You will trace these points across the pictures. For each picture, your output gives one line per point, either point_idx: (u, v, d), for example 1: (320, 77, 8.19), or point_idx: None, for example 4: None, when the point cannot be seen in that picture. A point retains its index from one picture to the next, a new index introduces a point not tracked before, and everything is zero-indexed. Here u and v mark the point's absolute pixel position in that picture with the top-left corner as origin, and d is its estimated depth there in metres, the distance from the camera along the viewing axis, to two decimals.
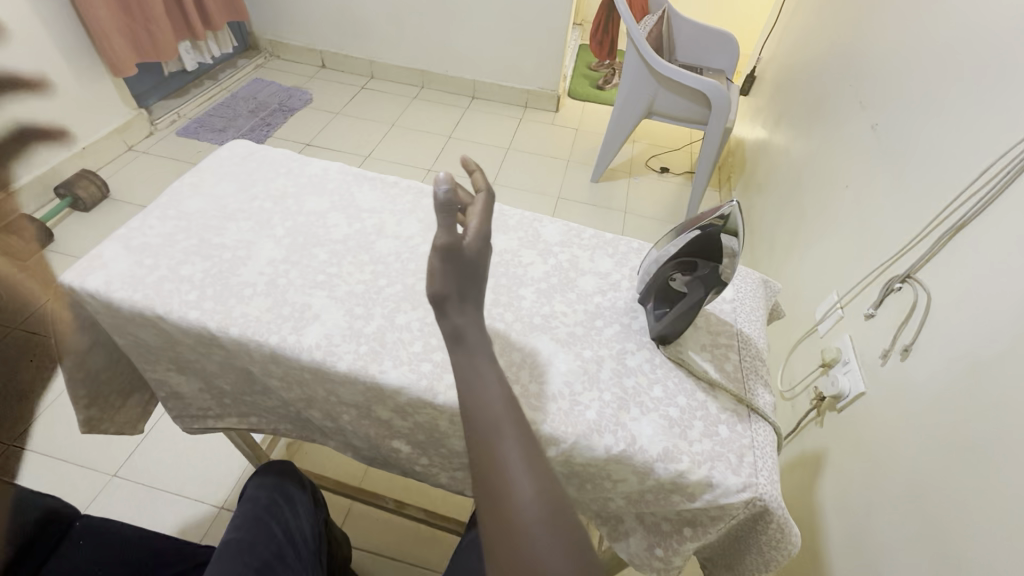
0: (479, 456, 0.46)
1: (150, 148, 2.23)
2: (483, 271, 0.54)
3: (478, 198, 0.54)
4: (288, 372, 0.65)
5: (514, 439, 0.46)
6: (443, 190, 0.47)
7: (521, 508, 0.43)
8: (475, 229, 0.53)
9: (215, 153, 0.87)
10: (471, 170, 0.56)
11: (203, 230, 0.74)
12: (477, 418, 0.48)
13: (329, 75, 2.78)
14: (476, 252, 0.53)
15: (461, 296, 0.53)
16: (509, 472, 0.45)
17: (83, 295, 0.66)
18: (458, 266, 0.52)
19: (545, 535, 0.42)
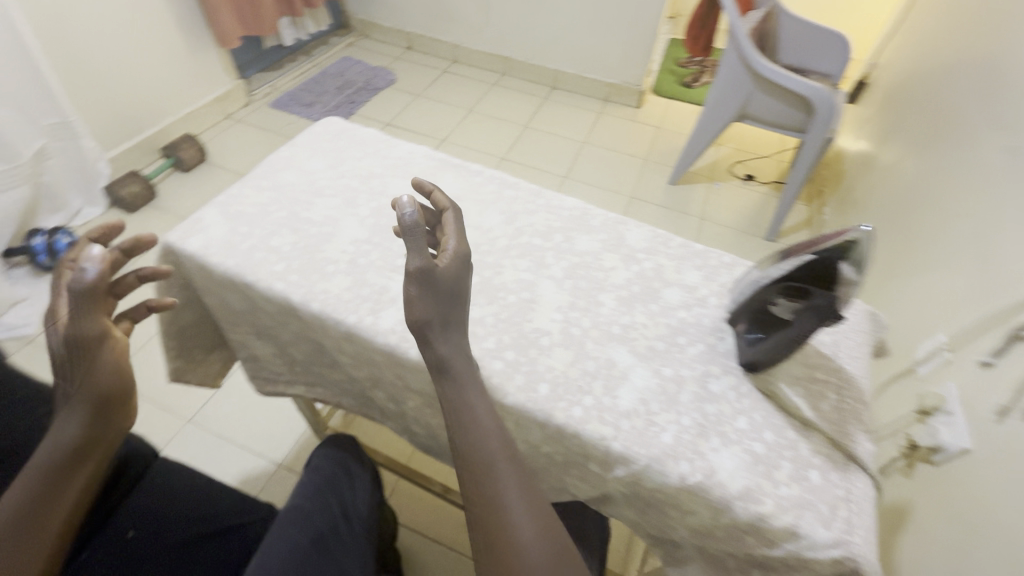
0: (475, 495, 0.44)
1: (246, 117, 2.36)
2: (464, 297, 0.52)
3: (447, 216, 0.56)
4: (361, 352, 0.66)
5: (512, 478, 0.45)
6: (409, 212, 0.45)
7: (525, 550, 0.42)
8: (453, 250, 0.53)
9: (310, 129, 0.90)
10: (430, 191, 0.59)
11: (293, 204, 0.76)
12: (470, 459, 0.45)
13: (414, 57, 2.83)
14: (456, 277, 0.51)
15: (445, 326, 0.49)
16: (509, 514, 0.43)
17: (184, 255, 0.70)
18: (439, 294, 0.49)
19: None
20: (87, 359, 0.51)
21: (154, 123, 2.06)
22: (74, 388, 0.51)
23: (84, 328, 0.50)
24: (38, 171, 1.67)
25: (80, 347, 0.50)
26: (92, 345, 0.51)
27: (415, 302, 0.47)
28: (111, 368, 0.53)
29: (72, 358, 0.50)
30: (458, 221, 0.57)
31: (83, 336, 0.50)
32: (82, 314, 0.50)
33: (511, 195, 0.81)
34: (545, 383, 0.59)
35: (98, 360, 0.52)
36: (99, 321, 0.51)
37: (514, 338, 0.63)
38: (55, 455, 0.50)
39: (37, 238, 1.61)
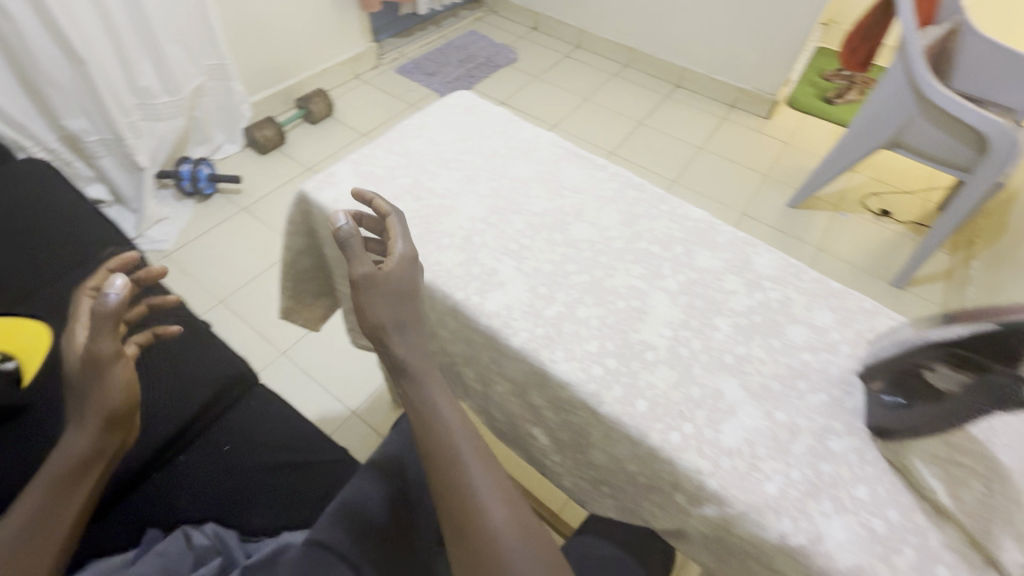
0: (447, 484, 0.50)
1: (373, 79, 2.48)
2: (420, 294, 0.58)
3: (390, 219, 0.61)
4: (460, 329, 0.66)
5: (479, 467, 0.51)
6: (341, 225, 0.53)
7: (495, 528, 0.48)
8: (403, 252, 0.58)
9: (442, 100, 0.91)
10: (372, 199, 0.63)
11: (419, 172, 0.78)
12: (437, 456, 0.51)
13: (538, 38, 2.81)
14: (407, 279, 0.57)
15: (403, 328, 0.55)
16: (481, 500, 0.49)
17: (316, 205, 0.74)
18: (389, 297, 0.55)
19: (529, 554, 0.48)
20: (97, 382, 0.58)
21: (293, 75, 2.22)
22: (85, 404, 0.58)
23: (100, 349, 0.57)
24: (194, 106, 1.86)
25: (92, 368, 0.57)
26: (102, 366, 0.58)
27: (372, 312, 0.53)
28: (118, 390, 0.59)
29: (83, 380, 0.58)
30: (404, 223, 0.62)
31: (97, 355, 0.57)
32: (97, 341, 0.57)
33: (633, 196, 0.77)
34: (644, 400, 0.56)
35: (108, 380, 0.58)
36: (112, 344, 0.58)
37: (618, 347, 0.60)
38: (68, 462, 0.57)
39: (185, 165, 1.80)
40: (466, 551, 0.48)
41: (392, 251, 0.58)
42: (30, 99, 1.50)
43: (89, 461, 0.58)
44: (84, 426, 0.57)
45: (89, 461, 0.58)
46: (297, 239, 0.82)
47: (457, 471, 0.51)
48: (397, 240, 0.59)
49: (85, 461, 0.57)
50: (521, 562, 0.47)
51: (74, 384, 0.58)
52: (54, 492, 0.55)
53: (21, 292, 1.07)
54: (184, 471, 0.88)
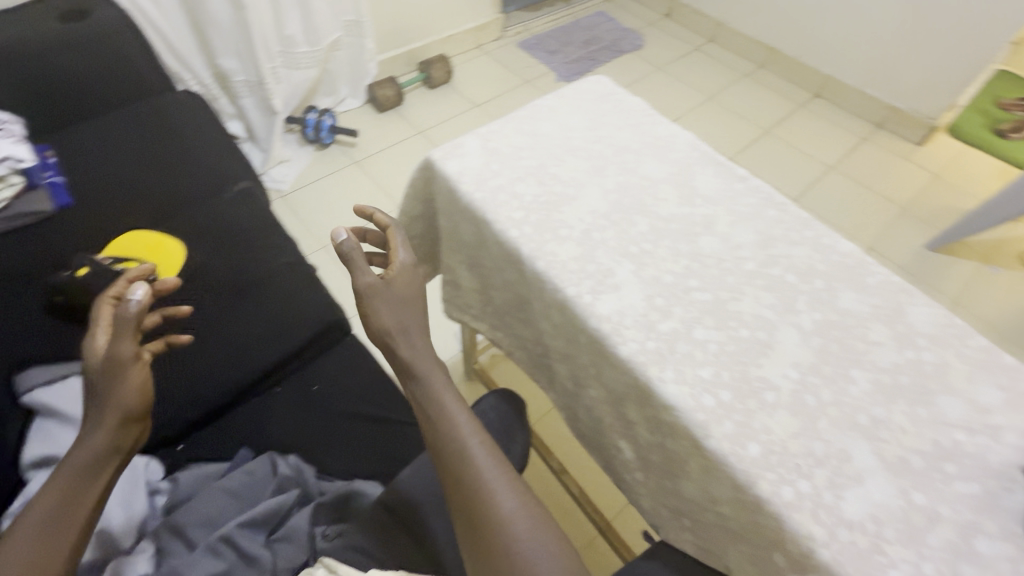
0: (457, 477, 0.55)
1: (494, 51, 2.47)
2: (422, 297, 0.65)
3: (390, 230, 0.69)
4: (564, 325, 0.64)
5: (486, 461, 0.55)
6: (342, 240, 0.62)
7: (505, 516, 0.53)
8: (403, 259, 0.66)
9: (577, 83, 0.87)
10: (371, 214, 0.72)
11: (545, 156, 0.75)
12: (445, 451, 0.56)
13: (669, 27, 2.65)
14: (407, 286, 0.64)
15: (409, 333, 0.61)
16: (489, 491, 0.54)
17: (440, 174, 0.74)
18: (392, 303, 0.62)
19: (536, 542, 0.52)
20: (110, 381, 0.58)
21: (420, 39, 2.26)
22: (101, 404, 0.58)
23: (121, 352, 0.59)
24: (327, 59, 1.96)
25: (110, 368, 0.58)
26: (120, 366, 0.59)
27: (377, 318, 0.61)
28: (132, 389, 0.59)
29: (98, 380, 0.58)
30: (404, 233, 0.71)
31: (114, 356, 0.59)
32: (116, 342, 0.59)
33: (773, 216, 0.70)
34: (757, 443, 0.51)
35: (126, 380, 0.59)
36: (129, 347, 0.60)
37: (736, 380, 0.55)
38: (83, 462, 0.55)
39: (311, 114, 1.91)
40: (476, 541, 0.52)
41: (393, 259, 0.66)
42: (194, 35, 1.65)
43: (100, 464, 0.56)
44: (99, 427, 0.57)
45: (100, 465, 0.56)
46: (414, 204, 0.83)
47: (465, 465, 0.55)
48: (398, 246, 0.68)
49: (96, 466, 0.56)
50: (529, 549, 0.51)
51: (93, 381, 0.59)
52: (65, 496, 0.54)
53: (165, 211, 1.19)
54: (280, 399, 0.95)
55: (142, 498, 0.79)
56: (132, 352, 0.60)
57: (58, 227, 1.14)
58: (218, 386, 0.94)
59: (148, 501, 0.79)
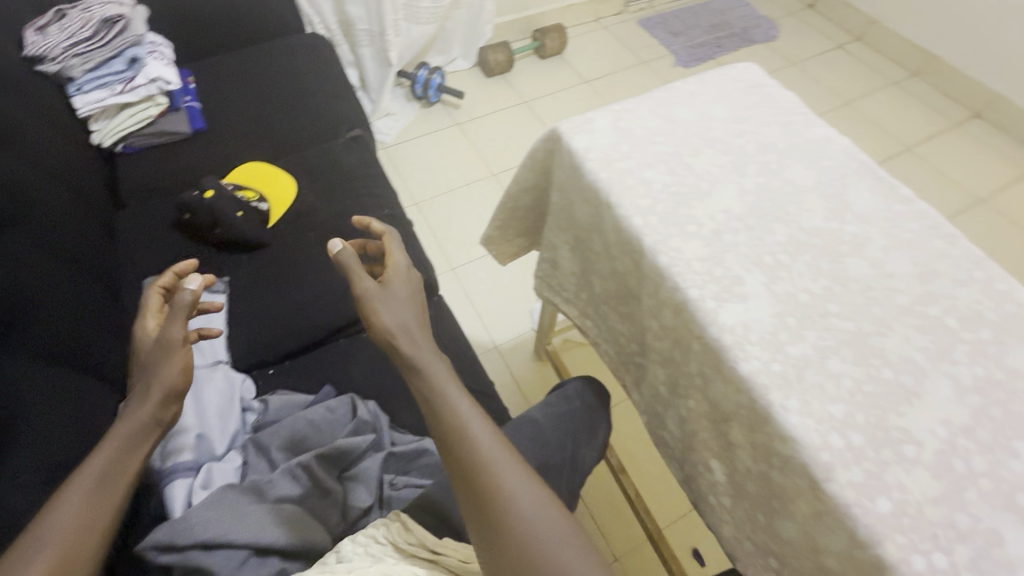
0: (461, 461, 0.53)
1: (612, 26, 2.36)
2: (418, 297, 0.67)
3: (386, 236, 0.74)
4: (676, 328, 0.60)
5: (490, 444, 0.53)
6: (337, 251, 0.67)
7: (514, 498, 0.51)
8: (399, 262, 0.70)
9: (723, 69, 0.79)
10: (369, 223, 0.79)
11: (680, 143, 0.70)
12: (448, 446, 0.54)
13: (810, 19, 2.41)
14: (404, 287, 0.67)
15: (411, 332, 0.61)
16: (494, 473, 0.52)
17: (566, 148, 0.70)
18: (392, 304, 0.64)
19: (545, 525, 0.50)
20: (162, 357, 0.61)
21: (539, 6, 2.20)
22: (149, 376, 0.60)
23: (173, 334, 0.63)
24: (448, 16, 1.95)
25: (160, 348, 0.62)
26: (168, 347, 0.62)
27: (380, 320, 0.62)
28: (179, 367, 0.61)
29: (149, 354, 0.62)
30: (398, 240, 0.76)
31: (164, 339, 0.63)
32: (168, 325, 0.63)
33: (938, 248, 0.61)
34: (888, 499, 0.46)
35: (171, 359, 0.62)
36: (179, 330, 0.64)
37: (871, 425, 0.49)
38: (133, 426, 0.57)
39: (423, 70, 1.91)
40: (487, 533, 0.50)
41: (389, 261, 0.70)
42: None
43: (144, 432, 0.57)
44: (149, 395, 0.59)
45: (145, 434, 0.57)
46: (528, 175, 0.80)
47: (469, 458, 0.53)
48: (393, 250, 0.72)
49: (142, 434, 0.57)
50: (538, 532, 0.49)
51: (146, 355, 0.63)
52: (113, 459, 0.54)
53: (283, 148, 1.25)
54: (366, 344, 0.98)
55: (235, 415, 0.85)
56: (182, 335, 0.63)
57: (191, 150, 1.23)
58: (316, 321, 0.99)
59: (240, 418, 0.86)
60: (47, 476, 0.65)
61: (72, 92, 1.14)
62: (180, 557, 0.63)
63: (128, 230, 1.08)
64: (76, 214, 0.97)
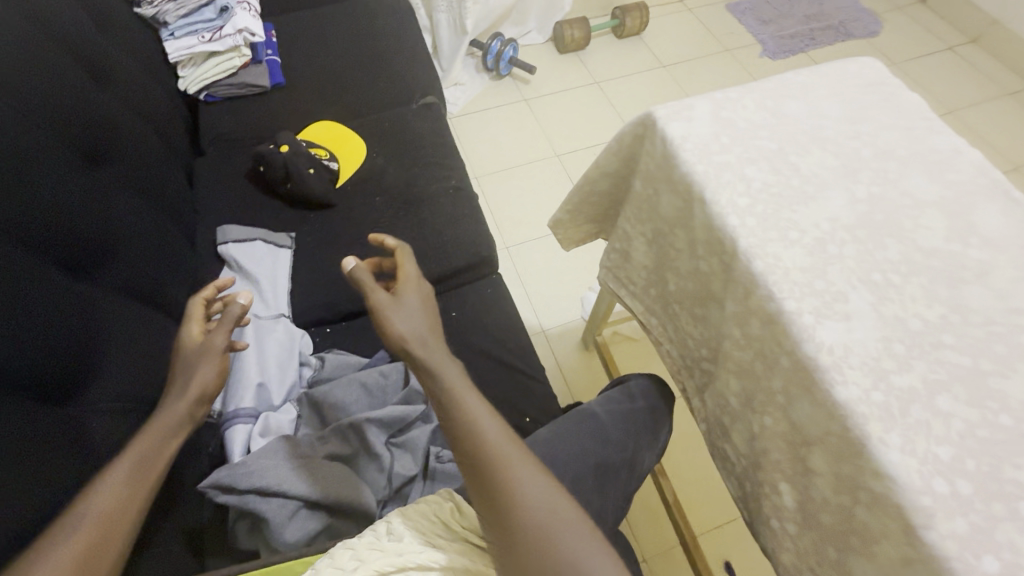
0: (467, 449, 0.52)
1: (698, 8, 2.23)
2: (429, 306, 0.69)
3: (398, 250, 0.78)
4: (763, 339, 0.56)
5: (495, 433, 0.53)
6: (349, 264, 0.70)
7: (520, 485, 0.49)
8: (410, 274, 0.73)
9: (841, 62, 0.72)
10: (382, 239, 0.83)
11: (787, 140, 0.64)
12: (456, 435, 0.54)
13: (920, 15, 2.21)
14: (416, 299, 0.69)
15: (426, 343, 0.63)
16: (498, 460, 0.51)
17: (659, 135, 0.66)
18: (405, 313, 0.66)
19: (553, 512, 0.48)
20: (197, 361, 0.65)
21: None
22: (185, 378, 0.64)
23: (217, 342, 0.67)
24: None
25: (201, 352, 0.66)
26: (208, 354, 0.66)
27: (393, 328, 0.64)
28: (212, 371, 0.65)
29: (185, 357, 0.66)
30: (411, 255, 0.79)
31: (207, 345, 0.67)
32: (214, 333, 0.67)
33: None
34: (997, 559, 0.41)
35: (207, 366, 0.65)
36: (220, 339, 0.68)
37: (982, 474, 0.44)
38: (163, 427, 0.59)
39: (496, 40, 1.85)
40: (495, 521, 0.48)
41: (402, 272, 0.73)
42: None
43: (173, 431, 0.59)
44: (183, 397, 0.62)
45: (175, 434, 0.60)
46: (611, 159, 0.76)
47: (477, 450, 0.52)
48: (404, 260, 0.76)
49: (173, 435, 0.59)
50: (546, 520, 0.47)
51: (185, 357, 0.66)
52: (140, 455, 0.56)
53: (356, 109, 1.25)
54: None
55: (292, 369, 0.87)
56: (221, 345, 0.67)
57: (268, 104, 1.24)
58: None
59: (297, 372, 0.87)
60: (125, 405, 0.70)
61: (165, 37, 1.18)
62: (240, 500, 0.67)
63: (206, 179, 1.11)
64: (162, 157, 1.00)
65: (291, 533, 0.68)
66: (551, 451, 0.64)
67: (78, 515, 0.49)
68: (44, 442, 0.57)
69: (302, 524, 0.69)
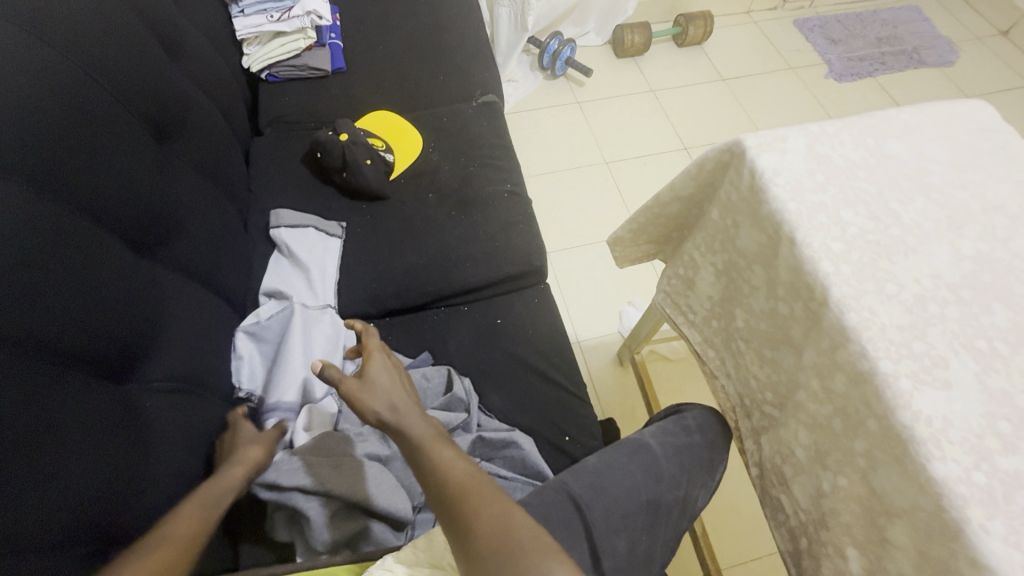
0: (430, 477, 0.55)
1: (763, 22, 2.16)
2: (400, 377, 0.68)
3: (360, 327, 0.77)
4: (847, 398, 0.53)
5: (449, 455, 0.57)
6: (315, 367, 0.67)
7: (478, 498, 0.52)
8: (376, 347, 0.71)
9: (948, 103, 0.68)
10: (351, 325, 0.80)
11: (888, 185, 0.60)
12: (417, 458, 0.57)
13: (999, 47, 2.11)
14: (381, 366, 0.67)
15: (398, 409, 0.62)
16: (455, 479, 0.54)
17: (748, 166, 0.63)
18: (378, 392, 0.64)
19: (506, 523, 0.49)
20: (250, 442, 0.71)
21: None
22: (235, 452, 0.69)
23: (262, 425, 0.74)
24: None
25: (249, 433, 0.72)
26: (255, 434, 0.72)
27: (371, 410, 0.62)
28: (259, 448, 0.70)
29: (234, 440, 0.71)
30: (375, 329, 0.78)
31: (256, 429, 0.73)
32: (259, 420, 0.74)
33: None
34: None
35: (252, 442, 0.71)
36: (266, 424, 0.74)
37: None
38: (220, 485, 0.63)
39: (554, 40, 1.81)
40: (456, 532, 0.50)
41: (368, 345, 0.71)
42: None
43: (228, 490, 0.63)
44: (239, 463, 0.67)
45: (230, 490, 0.64)
46: (688, 183, 0.73)
47: (442, 483, 0.54)
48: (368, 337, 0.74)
49: (229, 492, 0.63)
50: (502, 529, 0.49)
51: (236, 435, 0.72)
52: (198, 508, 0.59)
53: (414, 102, 1.23)
54: (463, 320, 0.96)
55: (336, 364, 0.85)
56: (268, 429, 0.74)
57: (328, 89, 1.23)
58: (421, 285, 0.98)
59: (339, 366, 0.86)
60: (176, 389, 0.69)
61: (235, 14, 1.17)
62: (280, 496, 0.67)
63: (263, 160, 1.11)
64: (224, 138, 1.01)
65: (327, 532, 0.67)
66: (602, 481, 0.63)
67: (141, 549, 0.52)
68: (115, 429, 0.57)
69: (342, 527, 0.68)
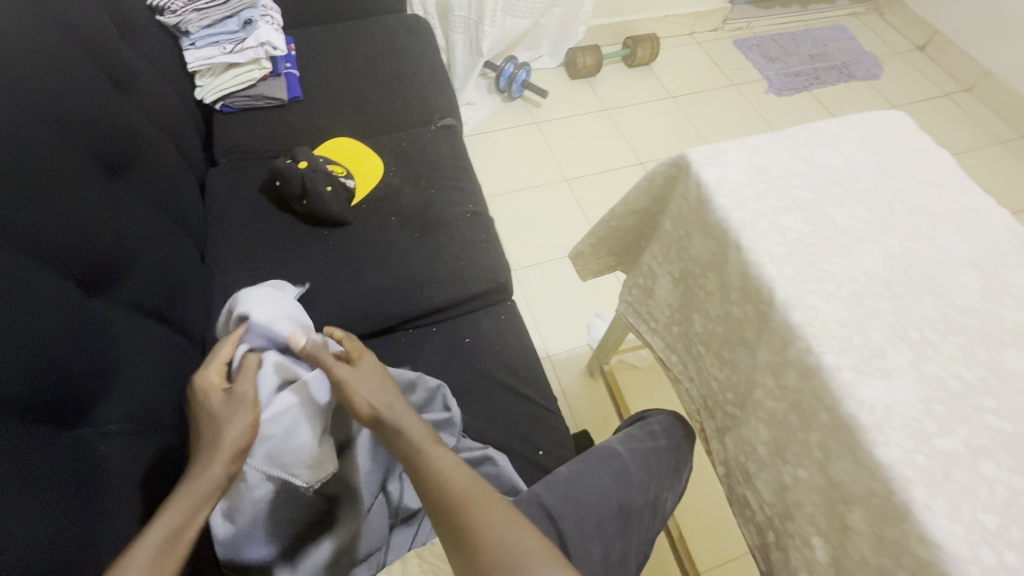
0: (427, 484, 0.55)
1: (706, 43, 2.28)
2: (389, 376, 0.68)
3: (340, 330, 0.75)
4: (801, 392, 0.55)
5: (445, 457, 0.57)
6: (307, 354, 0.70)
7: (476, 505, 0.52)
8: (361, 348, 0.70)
9: (870, 114, 0.74)
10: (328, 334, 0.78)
11: (821, 192, 0.65)
12: (413, 460, 0.57)
13: (918, 61, 2.29)
14: (371, 367, 0.67)
15: (393, 406, 0.62)
16: (454, 486, 0.54)
17: (694, 179, 0.66)
18: (373, 389, 0.64)
19: (506, 531, 0.50)
20: (231, 417, 0.62)
21: (634, 14, 2.15)
22: (214, 436, 0.61)
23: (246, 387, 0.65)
24: (544, 13, 1.90)
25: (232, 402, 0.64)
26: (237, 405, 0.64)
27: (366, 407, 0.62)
28: (244, 425, 0.62)
29: (214, 415, 0.63)
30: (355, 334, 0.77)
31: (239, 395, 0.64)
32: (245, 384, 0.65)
33: None
34: None
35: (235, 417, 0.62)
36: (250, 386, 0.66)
37: None
38: (199, 489, 0.56)
39: (510, 64, 1.86)
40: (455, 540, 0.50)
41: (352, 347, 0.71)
42: None
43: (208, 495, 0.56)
44: (220, 456, 0.59)
45: (212, 492, 0.57)
46: (641, 197, 0.76)
47: (441, 492, 0.53)
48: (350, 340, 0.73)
49: (209, 497, 0.56)
50: (502, 537, 0.49)
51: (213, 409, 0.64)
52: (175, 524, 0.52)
53: (373, 127, 1.24)
54: (433, 340, 0.96)
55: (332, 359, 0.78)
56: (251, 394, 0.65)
57: (285, 118, 1.23)
58: (388, 308, 0.97)
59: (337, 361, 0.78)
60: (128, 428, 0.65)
61: (185, 46, 1.16)
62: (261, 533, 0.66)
63: (220, 190, 1.10)
64: (178, 169, 0.99)
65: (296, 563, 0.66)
66: (575, 490, 0.64)
67: None
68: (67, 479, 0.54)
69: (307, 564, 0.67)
